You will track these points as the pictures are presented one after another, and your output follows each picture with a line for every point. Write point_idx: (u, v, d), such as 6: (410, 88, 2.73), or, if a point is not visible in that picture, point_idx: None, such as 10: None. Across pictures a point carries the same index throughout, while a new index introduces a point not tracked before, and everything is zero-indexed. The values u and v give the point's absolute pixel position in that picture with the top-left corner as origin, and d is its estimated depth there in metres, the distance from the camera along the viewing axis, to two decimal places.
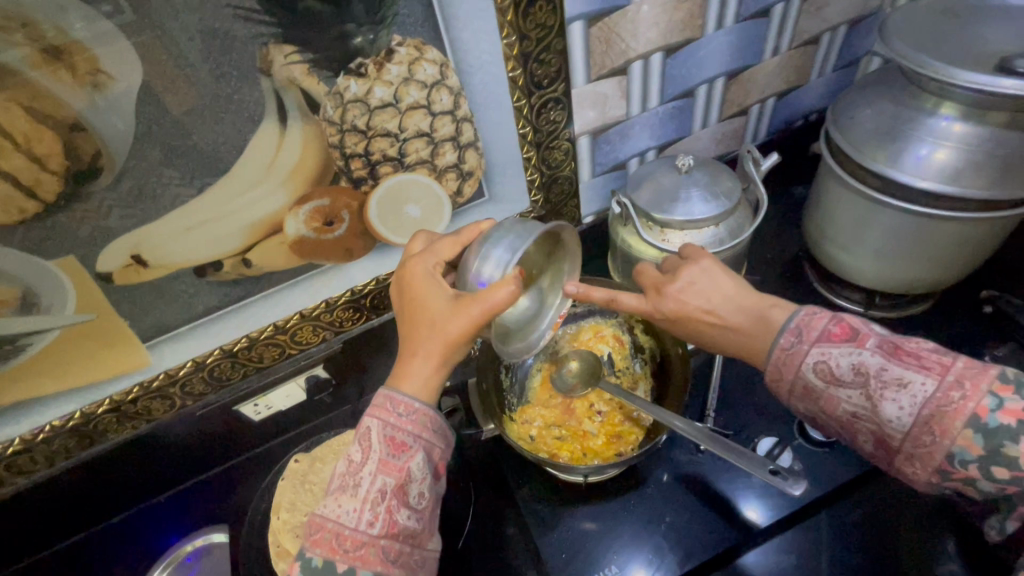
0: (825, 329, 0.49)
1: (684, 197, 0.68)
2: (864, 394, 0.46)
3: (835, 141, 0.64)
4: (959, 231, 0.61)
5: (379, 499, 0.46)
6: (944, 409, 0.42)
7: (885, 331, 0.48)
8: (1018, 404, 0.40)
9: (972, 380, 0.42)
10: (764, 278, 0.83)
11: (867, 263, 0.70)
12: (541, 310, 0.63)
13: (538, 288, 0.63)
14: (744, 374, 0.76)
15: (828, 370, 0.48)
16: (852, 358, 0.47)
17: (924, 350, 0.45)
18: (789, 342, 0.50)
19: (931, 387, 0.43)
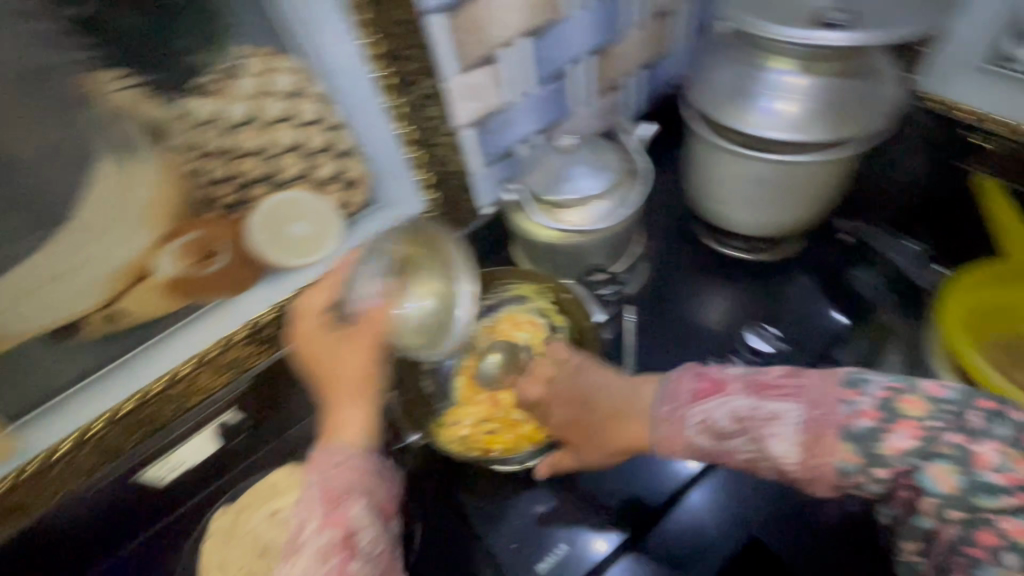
0: (694, 388, 0.51)
1: (571, 175, 0.71)
2: (750, 440, 0.46)
3: (694, 107, 0.69)
4: (812, 172, 0.68)
5: (327, 553, 0.44)
6: (818, 427, 0.43)
7: (743, 371, 0.50)
8: (869, 405, 0.42)
9: (826, 394, 0.44)
10: (664, 240, 0.87)
11: (744, 213, 0.76)
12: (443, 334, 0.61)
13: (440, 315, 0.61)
14: (660, 332, 0.78)
15: (711, 428, 0.48)
16: (726, 409, 0.47)
17: (782, 380, 0.47)
18: (668, 410, 0.51)
19: (802, 411, 0.44)
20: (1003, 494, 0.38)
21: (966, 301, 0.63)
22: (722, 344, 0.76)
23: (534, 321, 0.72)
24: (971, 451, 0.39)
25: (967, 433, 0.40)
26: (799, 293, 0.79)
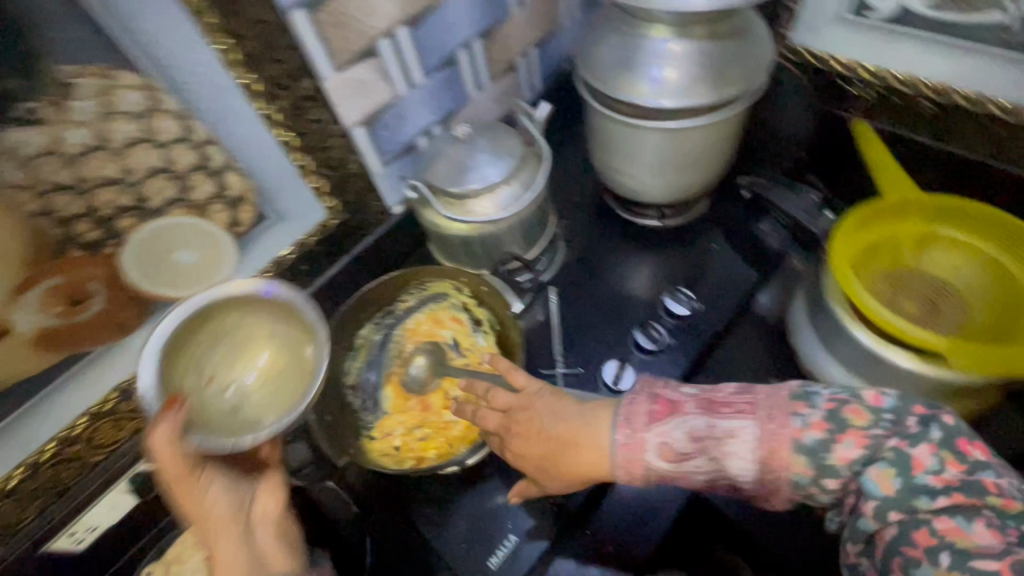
0: (649, 409, 0.51)
1: (473, 164, 0.69)
2: (708, 458, 0.48)
3: (588, 82, 0.68)
4: (705, 135, 0.70)
5: None
6: (772, 442, 0.47)
7: (693, 389, 0.52)
8: (817, 416, 0.46)
9: (778, 409, 0.48)
10: (578, 216, 0.88)
11: (648, 182, 0.77)
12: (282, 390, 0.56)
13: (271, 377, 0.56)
14: (582, 307, 0.79)
15: (669, 450, 0.49)
16: (683, 428, 0.49)
17: (732, 396, 0.50)
18: (624, 435, 0.51)
19: (756, 427, 0.48)
20: (939, 494, 0.42)
21: (858, 245, 0.64)
22: (645, 311, 0.77)
23: (458, 317, 0.72)
24: (909, 454, 0.43)
25: (906, 438, 0.44)
26: (711, 250, 0.81)
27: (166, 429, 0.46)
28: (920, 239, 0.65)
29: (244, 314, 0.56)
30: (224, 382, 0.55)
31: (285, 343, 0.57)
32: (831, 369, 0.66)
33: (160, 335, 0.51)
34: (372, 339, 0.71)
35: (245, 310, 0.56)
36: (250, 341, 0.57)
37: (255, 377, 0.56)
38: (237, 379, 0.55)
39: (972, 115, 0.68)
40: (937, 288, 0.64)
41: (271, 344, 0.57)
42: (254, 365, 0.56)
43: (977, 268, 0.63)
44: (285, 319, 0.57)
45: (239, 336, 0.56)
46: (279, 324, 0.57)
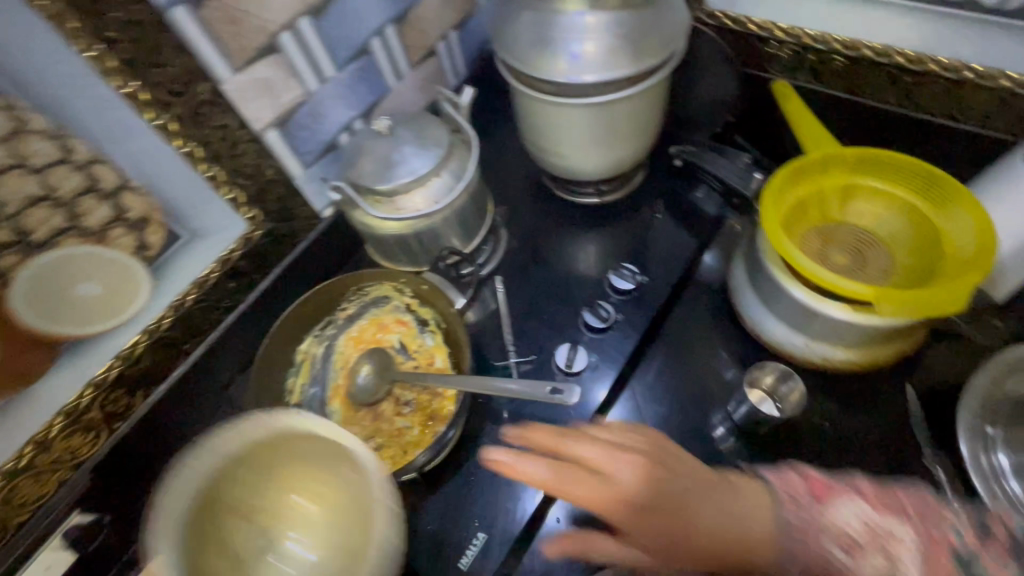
0: (808, 492, 0.48)
1: (399, 157, 0.66)
2: (879, 554, 0.42)
3: (509, 64, 0.66)
4: (632, 107, 0.69)
5: None
6: (931, 546, 0.42)
7: (846, 481, 0.48)
8: (969, 533, 0.42)
9: (925, 513, 0.44)
10: (518, 201, 0.86)
11: (583, 160, 0.76)
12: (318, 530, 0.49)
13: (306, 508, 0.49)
14: (531, 294, 0.78)
15: (841, 539, 0.44)
16: (859, 517, 0.45)
17: (885, 491, 0.46)
18: (796, 514, 0.47)
19: (909, 529, 0.43)
20: None
21: (788, 204, 0.65)
22: (593, 290, 0.77)
23: (402, 319, 0.70)
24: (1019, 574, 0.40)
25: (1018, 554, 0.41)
26: (652, 222, 0.81)
27: None
28: (843, 190, 0.67)
29: (282, 449, 0.47)
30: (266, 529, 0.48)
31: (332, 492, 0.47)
32: (772, 325, 0.68)
33: (176, 513, 0.42)
34: (316, 354, 0.68)
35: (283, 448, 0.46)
36: (294, 476, 0.49)
37: (305, 525, 0.49)
38: (282, 524, 0.48)
39: (879, 67, 0.70)
40: (862, 237, 0.67)
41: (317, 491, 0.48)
42: (287, 508, 0.49)
43: (896, 213, 0.66)
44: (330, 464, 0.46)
45: (264, 484, 0.48)
46: (327, 467, 0.47)
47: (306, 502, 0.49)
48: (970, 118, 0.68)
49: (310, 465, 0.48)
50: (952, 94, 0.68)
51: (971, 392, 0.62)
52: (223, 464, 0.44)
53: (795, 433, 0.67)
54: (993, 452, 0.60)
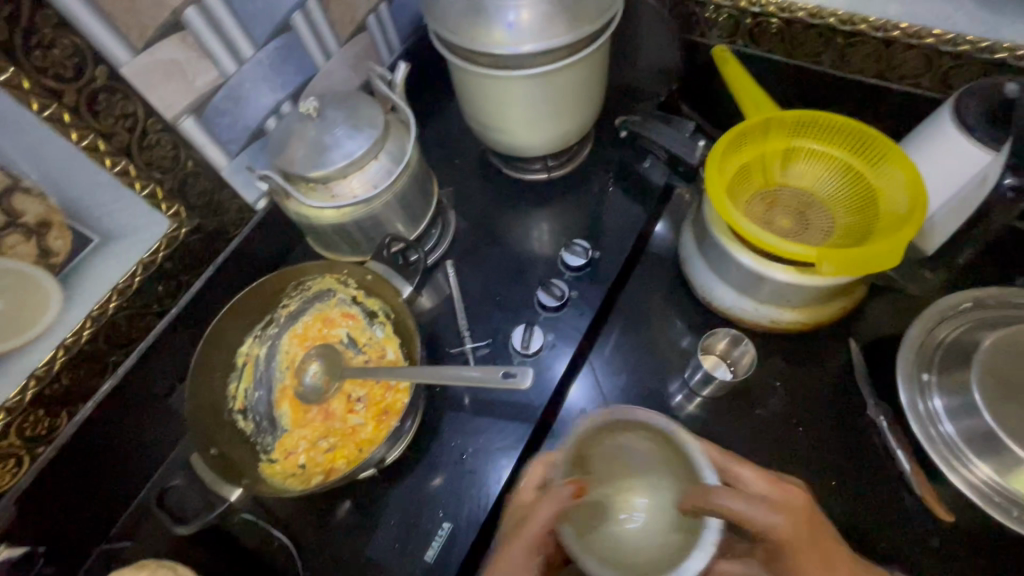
0: None
1: (331, 141, 0.62)
2: None
3: (446, 38, 0.63)
4: (573, 76, 0.67)
5: None
6: None
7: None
8: None
9: None
10: (465, 181, 0.83)
11: (527, 135, 0.74)
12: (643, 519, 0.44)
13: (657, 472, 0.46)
14: (486, 276, 0.76)
15: None
16: None
17: None
18: None
19: None
20: None
21: (732, 169, 0.65)
22: (546, 268, 0.76)
23: (349, 312, 0.67)
24: None
25: None
26: (603, 196, 0.80)
27: (548, 509, 0.42)
28: (784, 153, 0.68)
29: (634, 442, 0.47)
30: (600, 519, 0.45)
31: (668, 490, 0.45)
32: (722, 292, 0.69)
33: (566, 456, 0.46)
34: (259, 355, 0.65)
35: (623, 438, 0.47)
36: (632, 477, 0.47)
37: (640, 528, 0.44)
38: (608, 509, 0.45)
39: (813, 29, 0.70)
40: (805, 199, 0.68)
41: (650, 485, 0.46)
42: (633, 487, 0.46)
43: (835, 174, 0.67)
44: (671, 447, 0.46)
45: (617, 460, 0.47)
46: (657, 458, 0.46)
47: (631, 466, 0.47)
48: (899, 78, 0.70)
49: (635, 465, 0.47)
50: (881, 54, 0.69)
51: (906, 344, 0.65)
52: (598, 430, 0.47)
53: (748, 395, 0.69)
54: (928, 398, 0.62)
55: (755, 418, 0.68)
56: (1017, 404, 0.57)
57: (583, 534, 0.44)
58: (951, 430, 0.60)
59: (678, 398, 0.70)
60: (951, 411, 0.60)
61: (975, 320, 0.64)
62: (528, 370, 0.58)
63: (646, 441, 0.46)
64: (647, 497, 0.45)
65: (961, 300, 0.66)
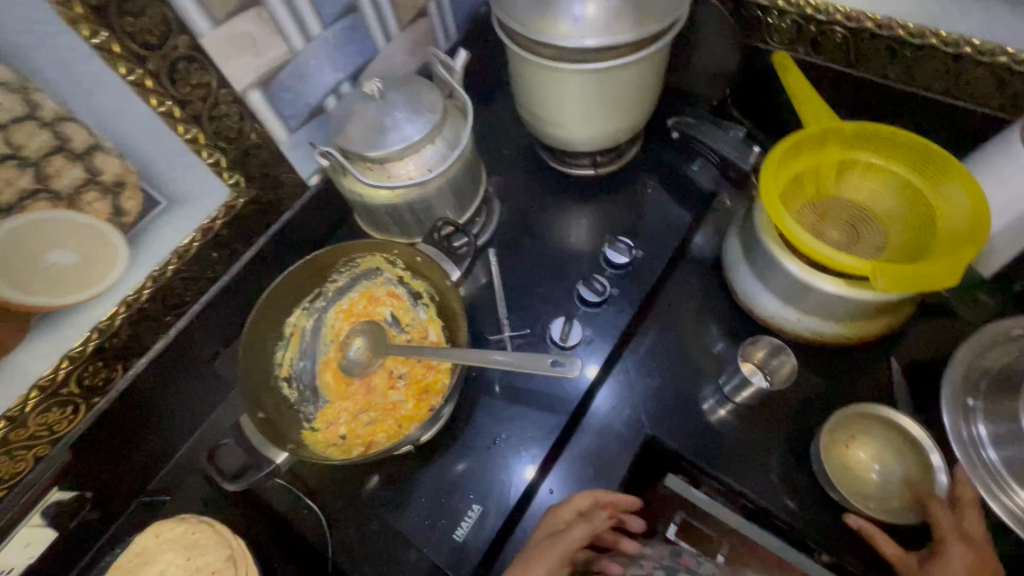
0: None
1: (391, 123, 0.63)
2: None
3: (514, 27, 0.63)
4: (632, 74, 0.67)
5: None
6: None
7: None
8: None
9: None
10: (509, 172, 0.84)
11: (579, 130, 0.75)
12: (881, 481, 0.63)
13: (910, 464, 0.62)
14: (527, 268, 0.76)
15: None
16: None
17: None
18: None
19: None
20: None
21: (789, 176, 0.65)
22: (587, 264, 0.76)
23: (394, 291, 0.67)
24: None
25: None
26: (647, 196, 0.80)
27: (578, 528, 0.57)
28: (840, 165, 0.67)
29: (885, 432, 0.64)
30: (857, 460, 0.64)
31: (910, 471, 0.62)
32: (765, 300, 0.68)
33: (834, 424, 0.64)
34: (307, 327, 0.66)
35: (879, 430, 0.65)
36: (880, 453, 0.64)
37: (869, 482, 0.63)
38: (854, 462, 0.64)
39: (881, 40, 0.69)
40: (859, 214, 0.67)
41: (891, 464, 0.63)
42: (869, 462, 0.64)
43: (893, 190, 0.66)
44: (917, 456, 0.62)
45: (875, 443, 0.64)
46: (894, 452, 0.63)
47: (899, 445, 0.63)
48: (966, 95, 0.69)
49: (880, 450, 0.64)
50: (951, 70, 0.67)
51: (955, 365, 0.63)
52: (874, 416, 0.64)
53: (784, 406, 0.68)
54: (973, 424, 0.61)
55: (790, 430, 0.67)
56: None
57: (839, 469, 0.63)
58: (996, 457, 0.59)
59: (710, 404, 0.70)
60: (995, 437, 0.60)
61: None
62: (575, 360, 0.59)
63: (896, 441, 0.64)
64: (878, 469, 0.63)
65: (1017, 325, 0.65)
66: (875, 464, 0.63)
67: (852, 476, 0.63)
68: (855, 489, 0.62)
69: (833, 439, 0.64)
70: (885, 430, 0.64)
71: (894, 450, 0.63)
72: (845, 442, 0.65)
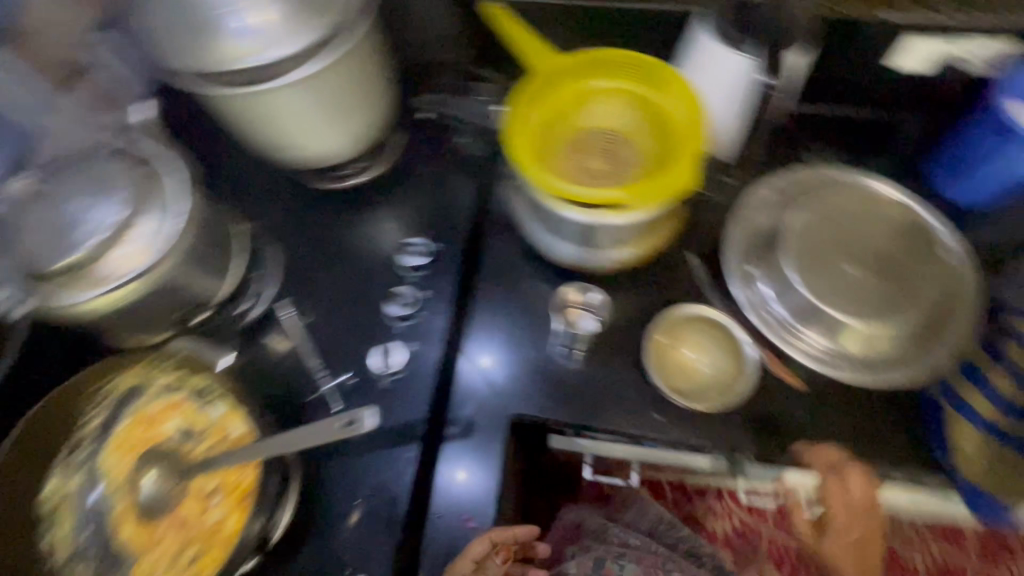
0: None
1: (70, 219, 0.53)
2: None
3: (191, 72, 0.54)
4: (348, 64, 0.60)
5: None
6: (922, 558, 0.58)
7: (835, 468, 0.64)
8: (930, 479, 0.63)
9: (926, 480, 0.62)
10: (275, 205, 0.74)
11: (327, 140, 0.67)
12: (711, 370, 0.68)
13: (730, 348, 0.68)
14: (329, 305, 0.69)
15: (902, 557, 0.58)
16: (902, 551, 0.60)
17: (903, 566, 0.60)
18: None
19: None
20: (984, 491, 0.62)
21: (536, 131, 0.64)
22: (388, 277, 0.70)
23: (173, 400, 0.57)
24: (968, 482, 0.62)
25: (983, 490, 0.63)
26: (426, 183, 0.76)
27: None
28: (577, 98, 0.67)
29: (705, 329, 0.70)
30: (687, 358, 0.69)
31: (725, 349, 0.68)
32: (562, 248, 0.69)
33: (656, 338, 0.70)
34: (73, 490, 0.53)
35: (698, 327, 0.70)
36: (704, 344, 0.69)
37: (700, 373, 0.68)
38: (686, 360, 0.69)
39: None
40: (611, 137, 0.68)
41: (714, 353, 0.69)
42: (695, 356, 0.69)
43: (631, 105, 0.67)
44: (730, 339, 0.68)
45: (697, 338, 0.69)
46: (715, 342, 0.69)
47: (718, 332, 0.69)
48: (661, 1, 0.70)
49: (703, 343, 0.69)
50: None
51: (731, 241, 0.71)
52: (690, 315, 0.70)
53: (617, 335, 0.71)
54: (755, 285, 0.69)
55: (629, 355, 0.70)
56: (823, 274, 0.66)
57: (671, 374, 0.68)
58: (783, 312, 0.67)
59: (562, 351, 0.71)
60: (776, 292, 0.67)
61: (782, 202, 0.71)
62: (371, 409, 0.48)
63: (715, 332, 0.69)
64: (708, 360, 0.69)
65: (768, 189, 0.72)
66: (701, 358, 0.69)
67: (685, 375, 0.68)
68: (688, 384, 0.68)
69: (657, 346, 0.69)
70: (702, 325, 0.70)
71: (714, 340, 0.69)
72: (674, 347, 0.69)
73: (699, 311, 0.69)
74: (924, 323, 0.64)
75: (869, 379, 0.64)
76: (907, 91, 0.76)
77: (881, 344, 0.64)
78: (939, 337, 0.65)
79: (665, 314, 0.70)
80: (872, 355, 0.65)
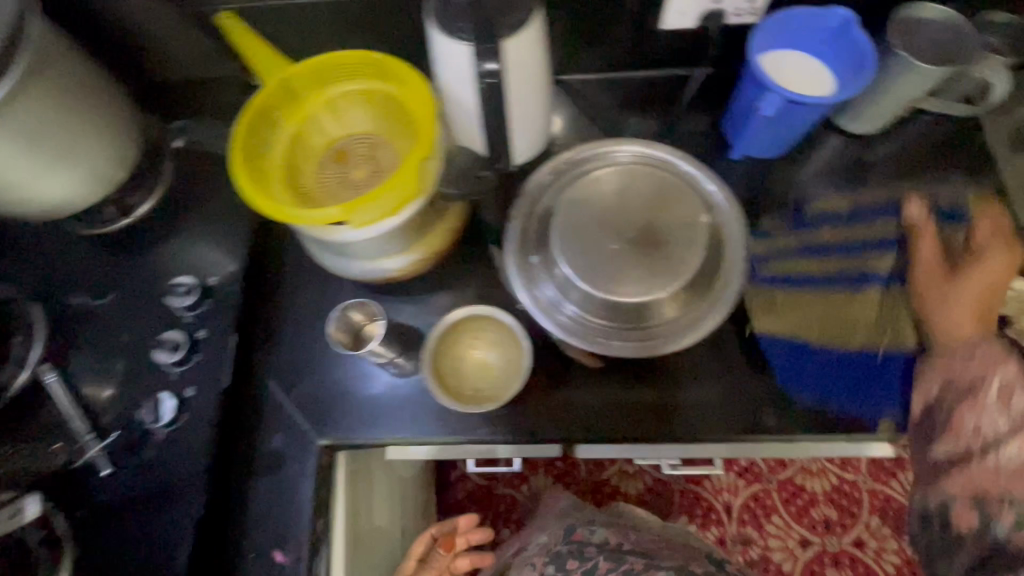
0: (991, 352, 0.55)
1: None
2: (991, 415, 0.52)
3: None
4: (32, 102, 0.55)
5: None
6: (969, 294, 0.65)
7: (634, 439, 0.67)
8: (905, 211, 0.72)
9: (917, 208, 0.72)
10: (40, 264, 0.70)
11: (55, 185, 0.61)
12: (502, 364, 0.69)
13: (511, 339, 0.69)
14: (102, 363, 0.66)
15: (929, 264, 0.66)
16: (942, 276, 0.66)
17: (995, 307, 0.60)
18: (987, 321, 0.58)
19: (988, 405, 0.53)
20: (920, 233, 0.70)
21: (278, 164, 0.62)
22: (160, 322, 0.67)
23: None
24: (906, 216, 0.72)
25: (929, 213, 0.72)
26: (197, 215, 0.72)
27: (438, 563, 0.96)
28: (322, 109, 0.64)
29: (484, 325, 0.70)
30: (476, 356, 0.70)
31: (507, 342, 0.69)
32: (345, 263, 0.67)
33: (438, 346, 0.68)
34: None
35: (479, 324, 0.70)
36: (489, 339, 0.70)
37: (490, 368, 0.69)
38: (477, 358, 0.70)
39: None
40: (367, 141, 0.65)
41: (499, 345, 0.70)
42: (483, 351, 0.70)
43: (376, 104, 0.64)
44: (506, 329, 0.69)
45: (482, 334, 0.70)
46: (497, 335, 0.70)
47: (496, 325, 0.69)
48: None
49: (489, 337, 0.70)
50: None
51: (510, 237, 0.67)
52: (467, 317, 0.69)
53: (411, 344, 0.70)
54: (542, 287, 0.65)
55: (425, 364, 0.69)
56: (593, 254, 0.63)
57: (465, 376, 0.69)
58: (571, 310, 0.64)
59: (365, 368, 0.70)
60: (559, 292, 0.64)
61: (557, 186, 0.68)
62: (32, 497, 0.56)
63: (492, 327, 0.70)
64: (496, 353, 0.70)
65: (542, 174, 0.69)
66: (490, 352, 0.70)
67: (478, 374, 0.69)
68: (484, 381, 0.69)
69: (445, 353, 0.69)
70: (481, 322, 0.69)
71: (495, 333, 0.70)
72: (463, 348, 0.70)
73: (475, 313, 0.68)
74: (698, 283, 0.63)
75: (650, 351, 0.63)
76: (668, 49, 0.77)
77: (658, 315, 0.63)
78: (718, 290, 0.64)
79: (440, 324, 0.68)
80: (652, 327, 0.64)
